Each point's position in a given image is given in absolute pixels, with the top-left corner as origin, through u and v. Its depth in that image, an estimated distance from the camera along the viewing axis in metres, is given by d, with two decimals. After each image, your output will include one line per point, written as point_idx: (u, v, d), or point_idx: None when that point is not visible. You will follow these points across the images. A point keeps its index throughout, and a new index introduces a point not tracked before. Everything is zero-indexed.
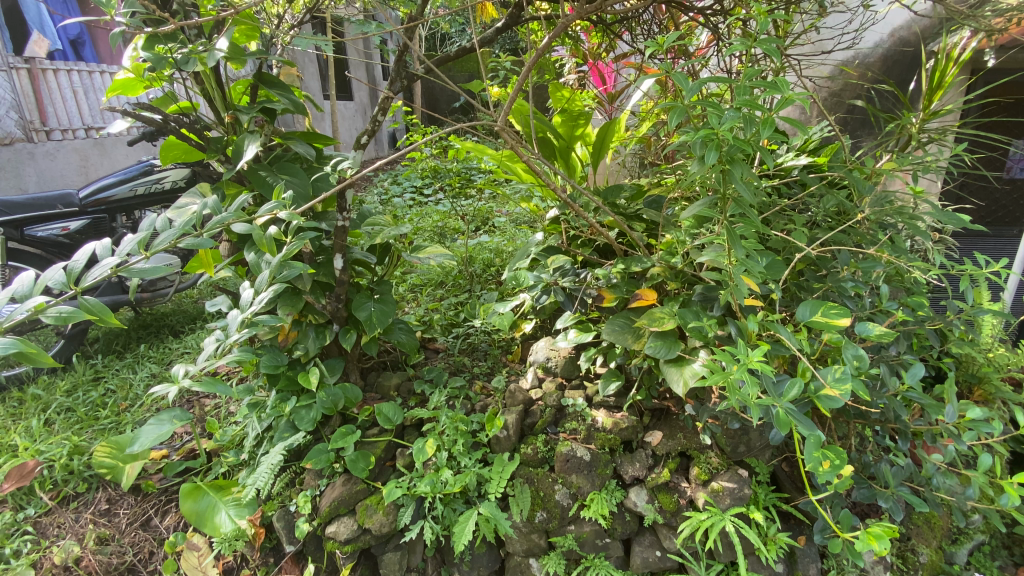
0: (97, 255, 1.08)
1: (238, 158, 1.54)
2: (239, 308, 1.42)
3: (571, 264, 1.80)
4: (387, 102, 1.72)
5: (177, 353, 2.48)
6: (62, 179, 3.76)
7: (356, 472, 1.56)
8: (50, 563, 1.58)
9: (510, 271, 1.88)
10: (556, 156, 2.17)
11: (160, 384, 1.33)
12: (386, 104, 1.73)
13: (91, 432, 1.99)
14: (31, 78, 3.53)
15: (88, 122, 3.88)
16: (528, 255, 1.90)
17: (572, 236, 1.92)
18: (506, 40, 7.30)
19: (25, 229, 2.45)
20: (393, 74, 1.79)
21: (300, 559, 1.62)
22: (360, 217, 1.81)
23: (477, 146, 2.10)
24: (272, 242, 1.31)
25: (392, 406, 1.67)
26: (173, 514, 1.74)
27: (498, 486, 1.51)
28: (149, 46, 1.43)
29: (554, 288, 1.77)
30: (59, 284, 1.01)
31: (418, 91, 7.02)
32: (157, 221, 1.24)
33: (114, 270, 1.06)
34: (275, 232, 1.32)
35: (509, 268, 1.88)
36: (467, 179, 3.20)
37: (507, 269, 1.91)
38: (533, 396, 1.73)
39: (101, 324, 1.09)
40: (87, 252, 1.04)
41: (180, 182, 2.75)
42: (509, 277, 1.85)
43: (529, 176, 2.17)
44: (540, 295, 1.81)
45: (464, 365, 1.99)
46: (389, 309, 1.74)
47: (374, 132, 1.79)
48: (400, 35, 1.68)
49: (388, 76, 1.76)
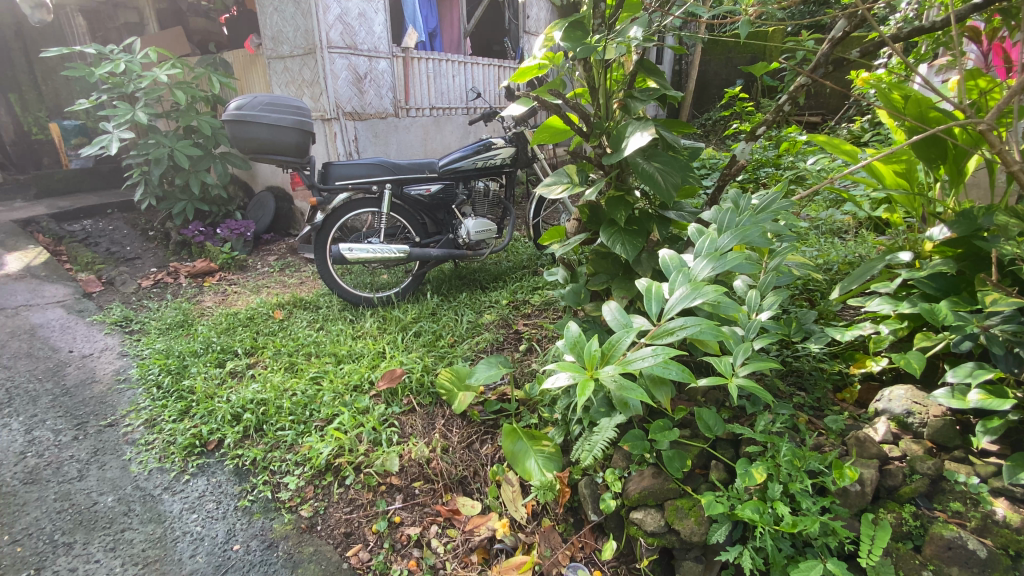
0: (718, 249, 1.50)
1: (621, 148, 1.63)
2: (735, 300, 1.70)
3: (1018, 312, 1.41)
4: (800, 88, 1.85)
5: (486, 305, 2.95)
6: (410, 148, 4.70)
7: (671, 471, 1.53)
8: (410, 456, 1.98)
9: (846, 289, 1.68)
10: (945, 159, 1.71)
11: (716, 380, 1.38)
12: (798, 93, 1.83)
13: (434, 356, 2.50)
14: (404, 64, 4.53)
15: (433, 103, 4.85)
16: (876, 271, 1.65)
17: (968, 264, 1.59)
18: (804, 14, 6.29)
19: (403, 188, 3.13)
20: (819, 60, 1.82)
21: (598, 531, 1.68)
22: (694, 215, 1.86)
23: (837, 143, 1.82)
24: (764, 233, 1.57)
25: (713, 415, 1.54)
26: (490, 445, 2.02)
27: (869, 554, 1.29)
28: (573, 42, 1.62)
29: (984, 333, 1.39)
30: (707, 271, 1.45)
31: (692, 75, 6.71)
32: (727, 216, 1.64)
33: (736, 258, 1.44)
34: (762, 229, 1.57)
35: (842, 287, 1.71)
36: (765, 171, 2.85)
37: (842, 287, 1.71)
38: (889, 453, 1.46)
39: (719, 307, 1.45)
40: (720, 249, 1.47)
41: (507, 159, 3.25)
42: (916, 309, 1.47)
43: (891, 178, 1.85)
44: (962, 341, 1.43)
45: (779, 390, 1.74)
46: (750, 312, 1.56)
47: (771, 123, 1.94)
48: (845, 21, 1.73)
49: (814, 62, 1.81)
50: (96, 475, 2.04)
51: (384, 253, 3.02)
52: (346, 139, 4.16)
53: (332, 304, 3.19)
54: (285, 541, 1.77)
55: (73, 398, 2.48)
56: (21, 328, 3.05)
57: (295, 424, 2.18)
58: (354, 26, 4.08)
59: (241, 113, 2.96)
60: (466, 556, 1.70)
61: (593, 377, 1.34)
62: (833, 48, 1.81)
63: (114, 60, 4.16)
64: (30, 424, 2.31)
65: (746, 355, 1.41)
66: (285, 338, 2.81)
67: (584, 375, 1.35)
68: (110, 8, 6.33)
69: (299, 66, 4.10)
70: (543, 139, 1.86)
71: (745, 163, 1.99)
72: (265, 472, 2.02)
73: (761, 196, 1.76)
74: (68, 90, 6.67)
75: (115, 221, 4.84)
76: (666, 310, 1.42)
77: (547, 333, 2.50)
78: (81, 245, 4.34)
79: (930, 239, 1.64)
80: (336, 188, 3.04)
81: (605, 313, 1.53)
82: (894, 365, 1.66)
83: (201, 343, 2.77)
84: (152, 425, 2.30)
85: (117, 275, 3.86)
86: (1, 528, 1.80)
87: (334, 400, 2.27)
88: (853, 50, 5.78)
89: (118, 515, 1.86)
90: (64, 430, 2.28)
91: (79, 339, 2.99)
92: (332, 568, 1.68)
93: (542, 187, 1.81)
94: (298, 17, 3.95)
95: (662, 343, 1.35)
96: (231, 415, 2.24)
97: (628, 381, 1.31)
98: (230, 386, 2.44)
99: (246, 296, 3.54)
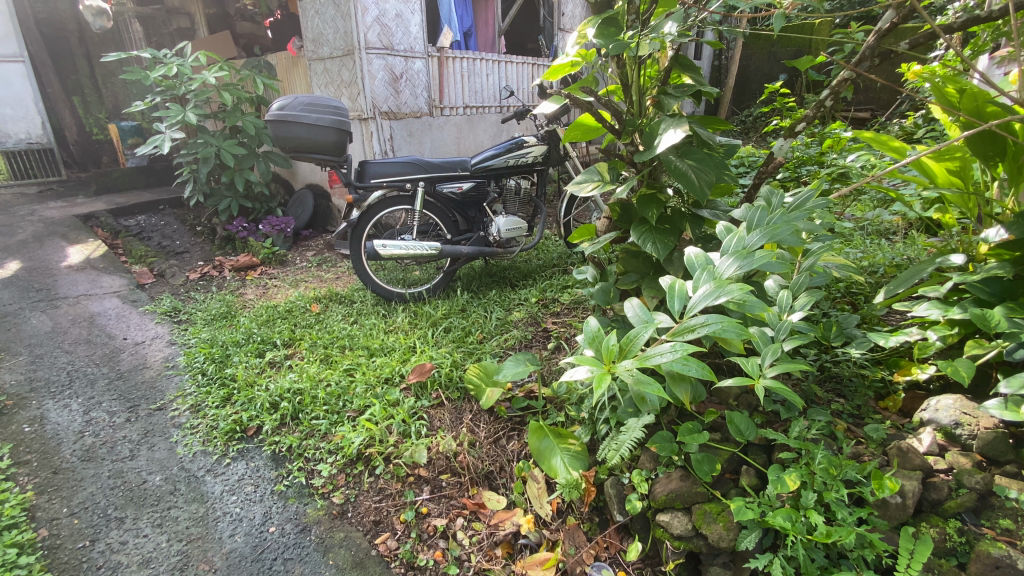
0: (746, 248, 1.46)
1: (653, 145, 1.61)
2: (766, 300, 1.65)
3: None
4: (843, 82, 1.78)
5: (515, 303, 2.97)
6: (444, 146, 4.77)
7: (700, 474, 1.50)
8: (438, 449, 2.02)
9: (889, 292, 1.61)
10: (1003, 157, 1.61)
11: (739, 380, 1.35)
12: (841, 87, 1.77)
13: (463, 351, 2.54)
14: (439, 64, 4.59)
15: (467, 101, 4.90)
16: (923, 274, 1.57)
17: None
18: (852, 4, 6.03)
19: (436, 186, 3.18)
20: (865, 52, 1.75)
21: (624, 532, 1.66)
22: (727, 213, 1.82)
23: (885, 139, 1.74)
24: (799, 232, 1.51)
25: (744, 418, 1.50)
26: (517, 441, 2.04)
27: (909, 569, 1.23)
28: (606, 38, 1.62)
29: None
30: (733, 269, 1.42)
31: (733, 70, 6.53)
32: (759, 215, 1.59)
33: (764, 257, 1.41)
34: (798, 228, 1.52)
35: (885, 290, 1.64)
36: (806, 168, 2.75)
37: (885, 291, 1.63)
38: (934, 466, 1.39)
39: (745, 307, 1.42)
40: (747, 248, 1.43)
41: (538, 156, 3.26)
42: (967, 314, 1.39)
43: (944, 176, 1.75)
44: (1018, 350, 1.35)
45: (817, 396, 1.69)
46: (782, 313, 1.52)
47: (813, 119, 1.87)
48: (893, 12, 1.66)
49: (860, 54, 1.75)
50: (146, 455, 2.16)
51: (416, 250, 3.08)
52: (382, 138, 4.25)
53: (366, 298, 3.27)
54: (318, 526, 1.84)
55: (127, 382, 2.64)
56: (81, 316, 3.27)
57: (329, 413, 2.26)
58: (391, 27, 4.16)
59: (284, 113, 3.07)
60: (491, 549, 1.72)
61: (611, 372, 1.34)
62: (880, 41, 1.74)
63: (167, 64, 4.37)
64: (88, 405, 2.47)
65: (773, 356, 1.37)
66: (321, 331, 2.91)
67: (603, 369, 1.35)
68: (164, 14, 6.64)
69: (338, 67, 4.21)
70: (575, 137, 1.85)
71: (783, 160, 1.92)
72: (300, 459, 2.10)
73: (797, 194, 1.70)
74: (125, 92, 7.07)
75: (166, 216, 5.10)
76: (689, 308, 1.39)
77: (576, 331, 2.50)
78: (136, 239, 4.60)
79: (985, 241, 1.56)
80: (371, 185, 3.11)
81: (627, 310, 1.52)
82: (941, 373, 1.57)
83: (243, 333, 2.90)
84: (197, 410, 2.42)
85: (168, 268, 4.07)
86: (62, 501, 1.94)
87: (366, 392, 2.33)
88: (905, 41, 5.50)
89: (165, 494, 1.98)
90: (118, 412, 2.43)
91: (132, 327, 3.17)
92: (361, 554, 1.73)
93: (572, 184, 1.79)
94: (338, 19, 4.06)
95: (683, 340, 1.33)
96: (270, 403, 2.34)
97: (646, 376, 1.30)
98: (269, 375, 2.54)
99: (285, 290, 3.68)
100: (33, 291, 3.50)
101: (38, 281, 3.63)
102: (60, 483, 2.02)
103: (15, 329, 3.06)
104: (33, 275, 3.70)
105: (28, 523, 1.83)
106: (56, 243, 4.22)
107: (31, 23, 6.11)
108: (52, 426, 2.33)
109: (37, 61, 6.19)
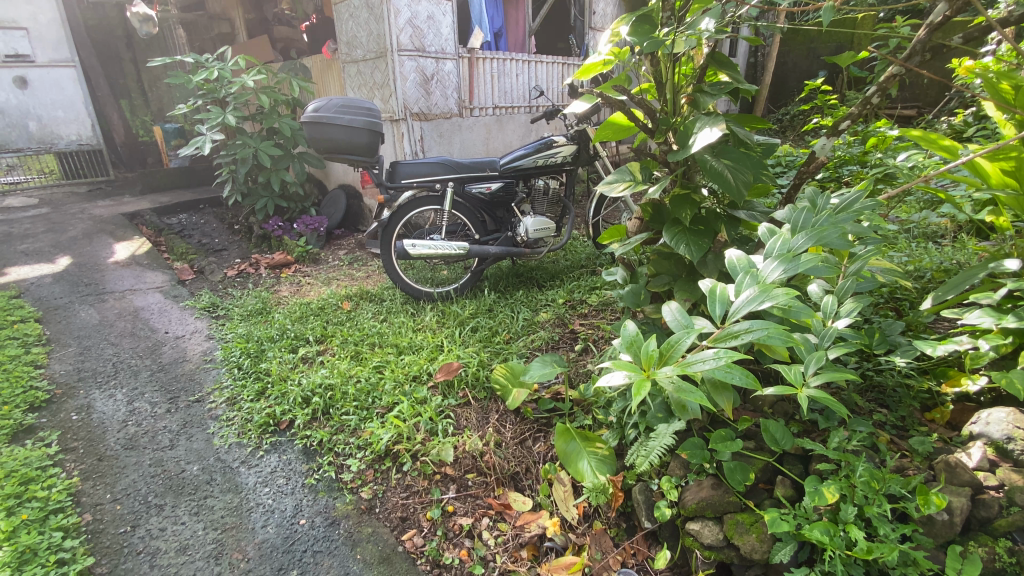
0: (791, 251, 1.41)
1: (687, 144, 1.57)
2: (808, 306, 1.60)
3: None
4: (891, 79, 1.68)
5: (543, 304, 2.95)
6: (473, 146, 4.80)
7: (732, 483, 1.46)
8: (464, 448, 2.03)
9: (938, 298, 1.53)
10: None
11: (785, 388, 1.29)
12: (888, 83, 1.68)
13: (490, 351, 2.55)
14: (470, 64, 4.62)
15: (497, 102, 4.91)
16: (977, 278, 1.49)
17: None
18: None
19: (465, 186, 3.20)
20: (916, 46, 1.66)
21: (652, 539, 1.63)
22: (766, 214, 1.76)
23: (936, 137, 1.64)
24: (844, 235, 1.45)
25: (780, 427, 1.45)
26: (543, 443, 2.03)
27: None
28: (641, 36, 1.58)
29: None
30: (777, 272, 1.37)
31: (770, 67, 6.36)
32: (802, 216, 1.54)
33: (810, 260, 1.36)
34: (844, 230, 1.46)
35: (933, 295, 1.57)
36: (847, 169, 2.65)
37: (934, 295, 1.55)
38: (984, 482, 1.32)
39: (789, 313, 1.38)
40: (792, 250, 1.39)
41: (568, 156, 3.25)
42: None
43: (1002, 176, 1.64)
44: None
45: (858, 406, 1.62)
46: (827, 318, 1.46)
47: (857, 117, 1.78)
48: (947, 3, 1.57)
49: (909, 50, 1.66)
50: (184, 445, 2.25)
51: (444, 249, 3.10)
52: (413, 140, 4.30)
53: (395, 297, 3.31)
54: (346, 520, 1.87)
55: (167, 374, 2.75)
56: (127, 310, 3.42)
57: (358, 409, 2.30)
58: (423, 29, 4.20)
59: (318, 115, 3.13)
60: (516, 551, 1.72)
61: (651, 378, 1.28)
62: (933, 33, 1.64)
63: (208, 68, 4.51)
64: (131, 396, 2.58)
65: (818, 364, 1.32)
66: (351, 328, 2.97)
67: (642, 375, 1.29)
68: (207, 20, 6.91)
69: (371, 70, 4.28)
70: (606, 136, 1.82)
71: (825, 160, 1.84)
72: (330, 453, 2.14)
73: (842, 196, 1.63)
74: (170, 95, 7.38)
75: (206, 216, 5.29)
76: (732, 313, 1.35)
77: (604, 334, 2.47)
78: (177, 237, 4.78)
79: None
80: (402, 186, 3.13)
81: (665, 314, 1.48)
82: (994, 385, 1.49)
83: (277, 330, 2.98)
84: (233, 403, 2.50)
85: (207, 264, 4.22)
86: (105, 487, 2.03)
87: (395, 389, 2.36)
88: (955, 35, 5.26)
89: (202, 483, 2.05)
90: (159, 402, 2.53)
91: (173, 321, 3.30)
92: (388, 549, 1.75)
93: (604, 184, 1.75)
94: (371, 22, 4.12)
95: (727, 346, 1.28)
96: (302, 398, 2.40)
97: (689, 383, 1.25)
98: (301, 370, 2.61)
99: (318, 287, 3.76)
100: (82, 285, 3.68)
101: (88, 276, 3.82)
102: (104, 469, 2.12)
103: (65, 322, 3.23)
104: (83, 271, 3.89)
105: (74, 507, 1.92)
106: (104, 240, 4.42)
107: (82, 31, 6.48)
108: (98, 415, 2.44)
109: (88, 66, 6.54)
